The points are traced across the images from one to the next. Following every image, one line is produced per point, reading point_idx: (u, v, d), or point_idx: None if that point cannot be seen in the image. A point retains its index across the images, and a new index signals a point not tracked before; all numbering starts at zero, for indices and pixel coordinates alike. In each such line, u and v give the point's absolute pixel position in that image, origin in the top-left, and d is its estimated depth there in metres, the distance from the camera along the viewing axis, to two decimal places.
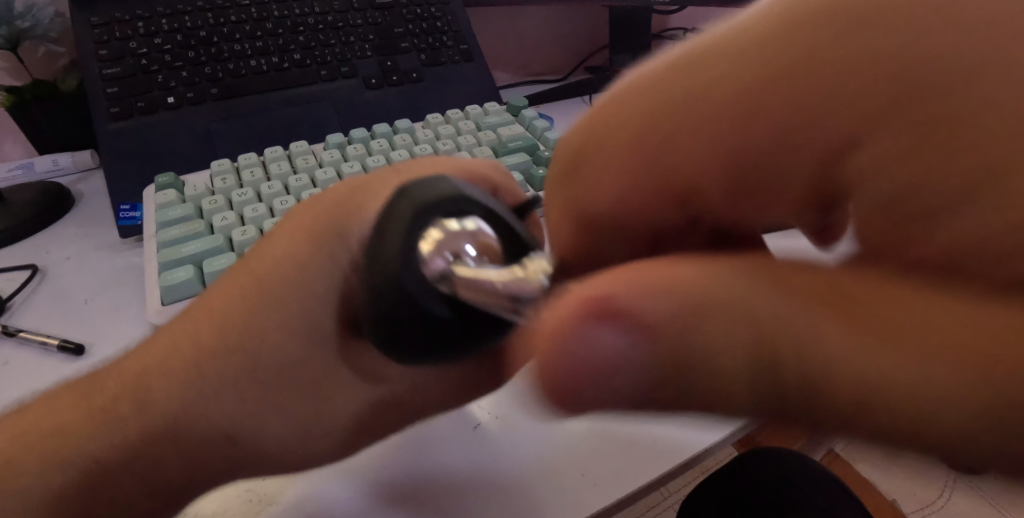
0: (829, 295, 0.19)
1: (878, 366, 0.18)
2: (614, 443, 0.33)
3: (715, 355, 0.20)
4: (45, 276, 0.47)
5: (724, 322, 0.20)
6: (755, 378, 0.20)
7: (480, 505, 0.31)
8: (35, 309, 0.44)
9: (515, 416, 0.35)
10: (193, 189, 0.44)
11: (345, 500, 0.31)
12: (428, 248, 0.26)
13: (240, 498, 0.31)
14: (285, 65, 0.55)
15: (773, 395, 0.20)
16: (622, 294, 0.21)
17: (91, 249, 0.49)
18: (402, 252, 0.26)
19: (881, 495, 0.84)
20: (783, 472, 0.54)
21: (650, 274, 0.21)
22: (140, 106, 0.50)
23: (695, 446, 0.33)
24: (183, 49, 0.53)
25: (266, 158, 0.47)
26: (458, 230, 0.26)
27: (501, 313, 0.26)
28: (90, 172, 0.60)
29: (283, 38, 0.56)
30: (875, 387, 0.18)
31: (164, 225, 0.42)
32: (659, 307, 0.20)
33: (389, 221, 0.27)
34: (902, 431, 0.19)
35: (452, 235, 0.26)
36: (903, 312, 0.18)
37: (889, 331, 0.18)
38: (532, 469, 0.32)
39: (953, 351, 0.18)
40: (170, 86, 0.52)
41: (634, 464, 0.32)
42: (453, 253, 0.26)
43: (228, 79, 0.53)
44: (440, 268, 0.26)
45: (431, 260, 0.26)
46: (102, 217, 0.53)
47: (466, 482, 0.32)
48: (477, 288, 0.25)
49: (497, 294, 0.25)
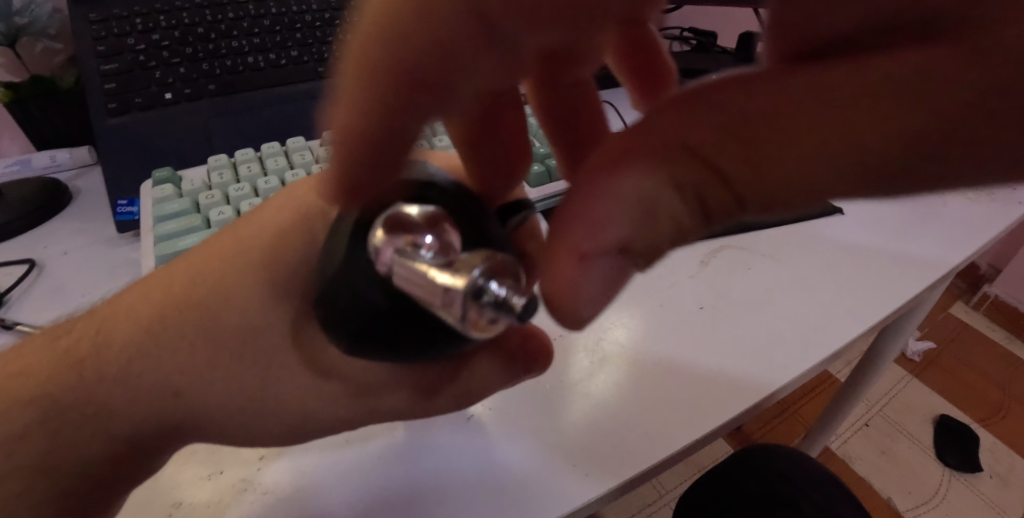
0: (783, 96, 0.20)
1: (862, 144, 0.20)
2: (606, 433, 0.34)
3: (666, 209, 0.23)
4: (42, 270, 0.47)
5: (674, 156, 0.22)
6: (797, 159, 0.20)
7: (472, 496, 0.31)
8: (33, 302, 0.44)
9: (506, 407, 0.35)
10: (190, 184, 0.45)
11: (339, 491, 0.32)
12: (378, 237, 0.23)
13: (235, 488, 0.32)
14: (283, 62, 0.55)
15: (854, 177, 0.20)
16: (632, 185, 0.22)
17: (87, 244, 0.49)
18: (350, 235, 0.24)
19: (876, 492, 0.84)
20: (775, 467, 0.55)
21: (615, 161, 0.22)
22: (138, 102, 0.51)
23: (685, 439, 0.34)
24: (181, 45, 0.53)
25: (263, 154, 0.47)
26: (412, 218, 0.22)
27: (441, 317, 0.21)
28: (87, 168, 0.60)
29: (280, 35, 0.56)
30: (873, 155, 0.20)
31: (160, 219, 0.42)
32: (656, 182, 0.22)
33: (349, 206, 0.25)
34: (895, 163, 0.20)
35: (405, 224, 0.22)
36: (824, 91, 0.20)
37: (880, 121, 0.20)
38: (523, 460, 0.33)
39: (938, 108, 0.19)
40: (167, 82, 0.52)
41: (625, 453, 0.33)
42: (402, 243, 0.22)
43: (226, 75, 0.53)
44: (389, 259, 0.22)
45: (381, 251, 0.22)
46: (99, 212, 0.53)
47: (458, 474, 0.32)
48: (413, 282, 0.21)
49: (434, 294, 0.20)
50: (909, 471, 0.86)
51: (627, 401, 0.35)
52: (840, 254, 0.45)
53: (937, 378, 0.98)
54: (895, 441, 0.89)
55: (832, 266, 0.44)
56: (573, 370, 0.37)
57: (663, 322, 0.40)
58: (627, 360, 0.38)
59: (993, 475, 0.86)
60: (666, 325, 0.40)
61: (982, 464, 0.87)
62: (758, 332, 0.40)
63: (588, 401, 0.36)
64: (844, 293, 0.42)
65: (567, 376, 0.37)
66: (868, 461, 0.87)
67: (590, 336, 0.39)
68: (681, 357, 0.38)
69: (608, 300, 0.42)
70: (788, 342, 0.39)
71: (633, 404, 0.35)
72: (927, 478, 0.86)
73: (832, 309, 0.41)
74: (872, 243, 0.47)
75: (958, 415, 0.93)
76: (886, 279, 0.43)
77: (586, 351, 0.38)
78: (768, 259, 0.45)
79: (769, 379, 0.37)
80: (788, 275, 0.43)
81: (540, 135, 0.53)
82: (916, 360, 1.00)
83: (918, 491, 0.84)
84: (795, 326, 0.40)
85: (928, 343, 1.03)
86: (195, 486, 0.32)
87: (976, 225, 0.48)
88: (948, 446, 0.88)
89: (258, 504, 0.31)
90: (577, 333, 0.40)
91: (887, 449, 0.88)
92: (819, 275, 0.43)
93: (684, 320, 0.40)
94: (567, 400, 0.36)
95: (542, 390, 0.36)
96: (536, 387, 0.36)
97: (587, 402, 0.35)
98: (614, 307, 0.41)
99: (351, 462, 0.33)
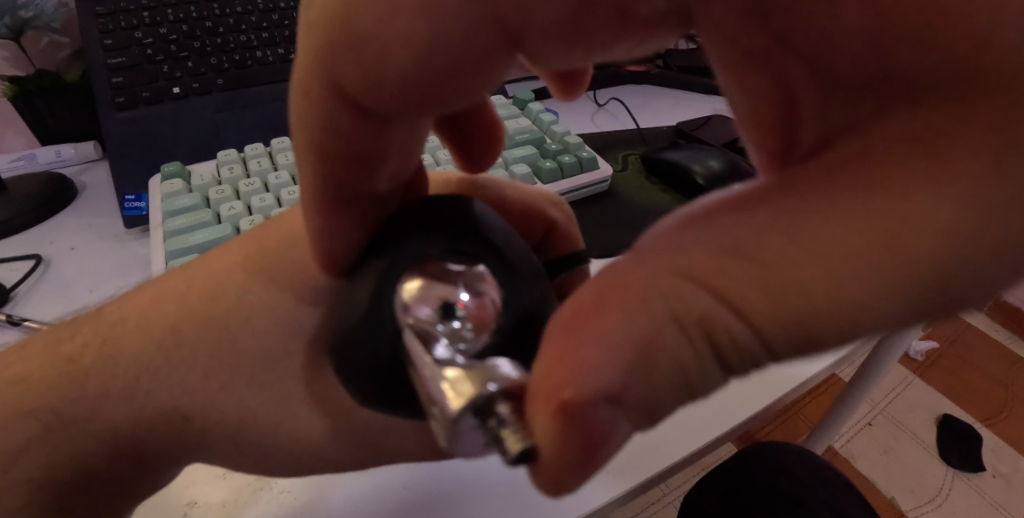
0: (791, 206, 0.17)
1: (908, 256, 0.16)
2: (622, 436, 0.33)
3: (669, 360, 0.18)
4: (49, 266, 0.47)
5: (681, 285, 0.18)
6: (838, 288, 0.17)
7: (487, 498, 0.31)
8: (40, 297, 0.44)
9: None
10: (200, 179, 0.44)
11: (353, 491, 0.31)
12: (413, 292, 0.21)
13: (246, 487, 0.31)
14: (292, 56, 0.55)
15: (897, 308, 0.17)
16: (622, 328, 0.17)
17: (94, 240, 0.49)
18: (377, 286, 0.23)
19: (880, 492, 0.84)
20: (782, 464, 0.54)
21: (589, 302, 0.18)
22: (146, 96, 0.50)
23: (700, 440, 0.33)
24: (189, 39, 0.53)
25: (272, 149, 0.47)
26: (453, 276, 0.21)
27: (429, 419, 0.19)
28: (92, 164, 0.60)
29: (290, 29, 0.56)
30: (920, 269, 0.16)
31: (170, 214, 0.42)
32: (654, 323, 0.18)
33: (382, 250, 0.24)
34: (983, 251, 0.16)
35: (442, 282, 0.21)
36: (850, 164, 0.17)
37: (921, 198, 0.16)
38: None
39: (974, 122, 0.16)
40: (176, 77, 0.51)
41: (641, 455, 0.33)
42: (438, 300, 0.21)
43: (234, 69, 0.53)
44: (418, 317, 0.21)
45: (415, 307, 0.21)
46: (105, 208, 0.53)
47: (473, 475, 0.32)
48: (418, 355, 0.20)
49: (434, 390, 0.18)
50: (915, 471, 0.86)
51: None
52: None
53: (939, 378, 0.98)
54: (899, 440, 0.89)
55: None
56: None
57: None
58: None
59: (996, 475, 0.86)
60: None
61: (984, 463, 0.87)
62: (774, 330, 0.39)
63: None
64: None
65: None
66: (871, 461, 0.87)
67: None
68: None
69: None
70: None
71: None
72: (931, 477, 0.85)
73: None
74: None
75: (961, 414, 0.93)
76: None
77: None
78: None
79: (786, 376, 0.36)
80: None
81: (550, 132, 0.52)
82: (919, 359, 0.99)
83: (922, 491, 0.84)
84: None
85: (930, 343, 1.02)
86: (209, 485, 0.32)
87: None
88: (951, 447, 0.88)
89: (274, 504, 0.31)
90: None
91: (890, 448, 0.88)
92: None
93: None
94: None
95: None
96: None
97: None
98: None
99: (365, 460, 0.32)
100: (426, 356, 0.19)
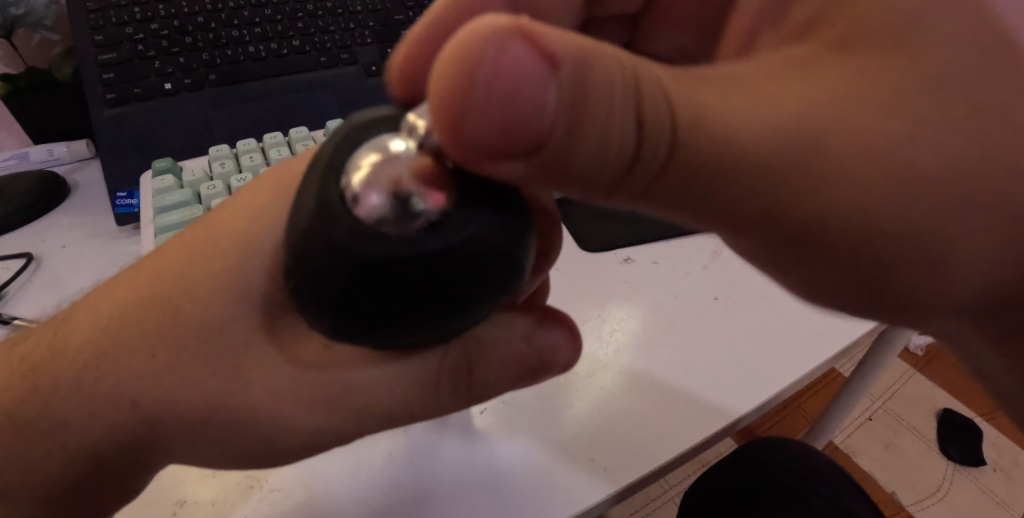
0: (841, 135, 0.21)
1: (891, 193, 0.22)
2: (609, 439, 0.32)
3: (606, 92, 0.19)
4: (40, 265, 0.46)
5: (716, 123, 0.20)
6: (829, 184, 0.21)
7: (479, 497, 0.30)
8: (31, 295, 0.43)
9: (515, 412, 0.34)
10: (191, 174, 0.44)
11: (347, 487, 0.31)
12: (359, 180, 0.19)
13: (239, 485, 0.31)
14: (285, 51, 0.54)
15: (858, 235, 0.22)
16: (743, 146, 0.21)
17: (86, 237, 0.48)
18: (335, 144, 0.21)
19: (880, 486, 0.83)
20: (783, 459, 0.54)
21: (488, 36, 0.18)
22: (137, 93, 0.50)
23: (686, 444, 0.32)
24: (180, 35, 0.52)
25: (265, 144, 0.46)
26: (395, 155, 0.20)
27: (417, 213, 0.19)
28: (86, 162, 0.59)
29: (282, 24, 0.55)
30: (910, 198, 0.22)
31: (162, 210, 0.41)
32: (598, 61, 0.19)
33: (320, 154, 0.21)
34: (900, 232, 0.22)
35: (388, 163, 0.19)
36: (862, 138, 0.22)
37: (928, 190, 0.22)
38: (525, 470, 0.31)
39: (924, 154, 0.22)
40: (167, 72, 0.51)
41: (627, 457, 0.32)
42: (389, 185, 0.19)
43: (227, 64, 0.52)
44: (375, 207, 0.19)
45: (364, 197, 0.19)
46: (98, 205, 0.52)
47: (463, 476, 0.31)
48: (390, 174, 0.19)
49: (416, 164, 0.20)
50: (914, 466, 0.85)
51: (630, 405, 0.34)
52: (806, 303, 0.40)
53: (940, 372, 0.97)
54: (900, 435, 0.88)
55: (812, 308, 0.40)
56: (581, 372, 0.36)
57: (669, 315, 0.39)
58: (632, 358, 0.36)
59: (998, 469, 0.85)
60: (670, 320, 0.38)
61: (985, 457, 0.86)
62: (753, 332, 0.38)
63: (597, 405, 0.34)
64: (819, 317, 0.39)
65: (577, 377, 0.35)
66: (871, 456, 0.86)
67: (600, 331, 0.38)
68: (685, 360, 0.36)
69: (619, 295, 0.40)
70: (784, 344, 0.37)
71: (635, 406, 0.34)
72: (931, 472, 0.85)
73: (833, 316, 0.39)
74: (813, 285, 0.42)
75: (962, 409, 0.92)
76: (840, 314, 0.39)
77: (591, 353, 0.37)
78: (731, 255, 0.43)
79: (775, 375, 0.36)
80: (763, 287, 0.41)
81: None
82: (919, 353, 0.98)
83: (922, 486, 0.83)
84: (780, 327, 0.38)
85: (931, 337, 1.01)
86: (200, 483, 0.31)
87: None
88: (952, 441, 0.87)
89: (266, 502, 0.31)
90: (583, 328, 0.38)
91: (891, 443, 0.87)
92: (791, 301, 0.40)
93: (688, 319, 0.38)
94: (577, 405, 0.34)
95: (552, 380, 0.35)
96: (545, 390, 0.35)
97: (595, 400, 0.34)
98: (623, 305, 0.39)
99: (356, 460, 0.32)
100: (402, 185, 0.19)
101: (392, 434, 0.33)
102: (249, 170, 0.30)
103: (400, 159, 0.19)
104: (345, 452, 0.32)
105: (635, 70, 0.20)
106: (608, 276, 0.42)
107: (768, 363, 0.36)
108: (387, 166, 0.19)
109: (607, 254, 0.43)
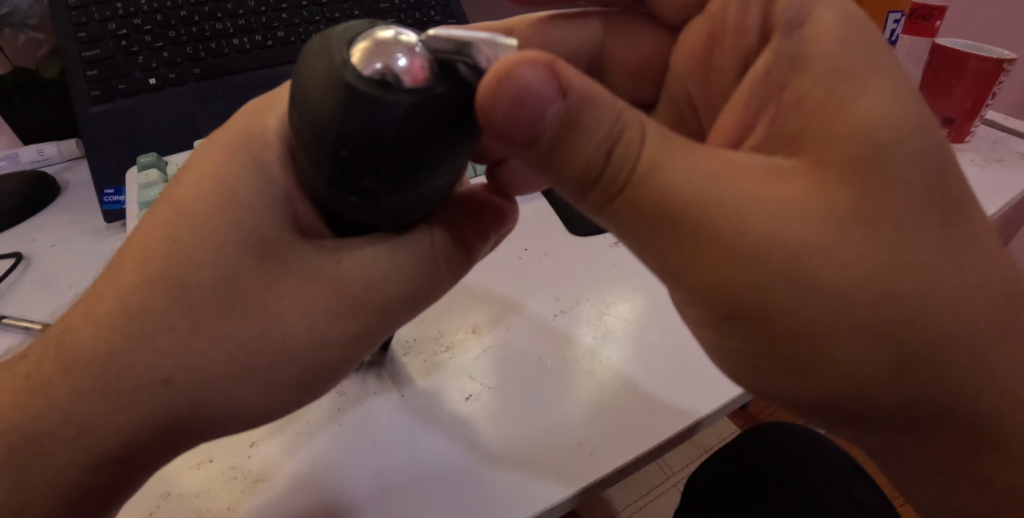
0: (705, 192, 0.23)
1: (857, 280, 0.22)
2: (533, 455, 0.31)
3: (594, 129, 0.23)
4: (29, 264, 0.46)
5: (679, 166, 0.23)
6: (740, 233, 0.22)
7: (427, 500, 0.29)
8: (20, 292, 0.43)
9: (480, 408, 0.33)
10: (176, 169, 0.44)
11: (326, 481, 0.30)
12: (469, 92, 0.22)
13: (227, 477, 0.31)
14: (269, 43, 0.54)
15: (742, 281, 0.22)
16: (692, 186, 0.22)
17: (76, 236, 0.48)
18: (361, 117, 0.20)
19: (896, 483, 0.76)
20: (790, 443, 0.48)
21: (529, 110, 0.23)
22: (122, 88, 0.49)
23: (607, 466, 0.30)
24: (163, 29, 0.52)
25: None
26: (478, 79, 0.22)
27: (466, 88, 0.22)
28: (76, 162, 0.59)
29: (266, 15, 0.55)
30: (883, 319, 0.22)
31: (147, 205, 0.42)
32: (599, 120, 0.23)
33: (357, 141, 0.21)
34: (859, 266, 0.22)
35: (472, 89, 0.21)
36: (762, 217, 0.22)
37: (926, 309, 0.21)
38: (453, 483, 0.30)
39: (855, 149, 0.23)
40: (151, 67, 0.50)
41: (538, 477, 0.30)
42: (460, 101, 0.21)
43: (211, 58, 0.52)
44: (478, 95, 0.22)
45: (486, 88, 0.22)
46: (89, 203, 0.52)
47: (429, 474, 0.30)
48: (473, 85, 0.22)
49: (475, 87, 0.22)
50: None
51: (559, 422, 0.32)
52: (503, 444, 0.31)
53: None
54: None
55: (555, 432, 0.32)
56: (531, 375, 0.34)
57: (635, 324, 0.37)
58: (582, 370, 0.35)
59: None
60: (630, 333, 0.37)
61: None
62: (605, 438, 0.32)
63: (536, 416, 0.33)
64: (583, 440, 0.32)
65: (527, 381, 0.34)
66: None
67: (563, 338, 0.37)
68: (624, 380, 0.34)
69: (596, 295, 0.39)
70: (626, 456, 0.31)
71: (564, 423, 0.32)
72: None
73: (616, 434, 0.32)
74: (627, 427, 0.32)
75: None
76: (610, 446, 0.31)
77: (546, 357, 0.35)
78: (587, 348, 0.36)
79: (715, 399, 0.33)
80: (594, 406, 0.33)
81: None
82: None
83: None
84: (604, 439, 0.32)
85: None
86: (185, 476, 0.31)
87: (988, 191, 0.50)
88: None
89: (249, 492, 0.30)
90: (549, 327, 0.37)
91: None
92: (574, 427, 0.32)
93: (640, 334, 0.37)
94: (517, 414, 0.33)
95: (506, 381, 0.34)
96: (496, 392, 0.34)
97: (536, 411, 0.33)
98: (605, 306, 0.38)
99: (347, 451, 0.32)
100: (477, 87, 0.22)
101: (367, 424, 0.33)
102: (209, 158, 0.29)
103: (395, 44, 0.20)
104: (329, 444, 0.32)
105: (625, 121, 0.23)
106: (597, 258, 0.42)
107: (697, 400, 0.33)
108: (388, 47, 0.20)
109: (598, 238, 0.43)
